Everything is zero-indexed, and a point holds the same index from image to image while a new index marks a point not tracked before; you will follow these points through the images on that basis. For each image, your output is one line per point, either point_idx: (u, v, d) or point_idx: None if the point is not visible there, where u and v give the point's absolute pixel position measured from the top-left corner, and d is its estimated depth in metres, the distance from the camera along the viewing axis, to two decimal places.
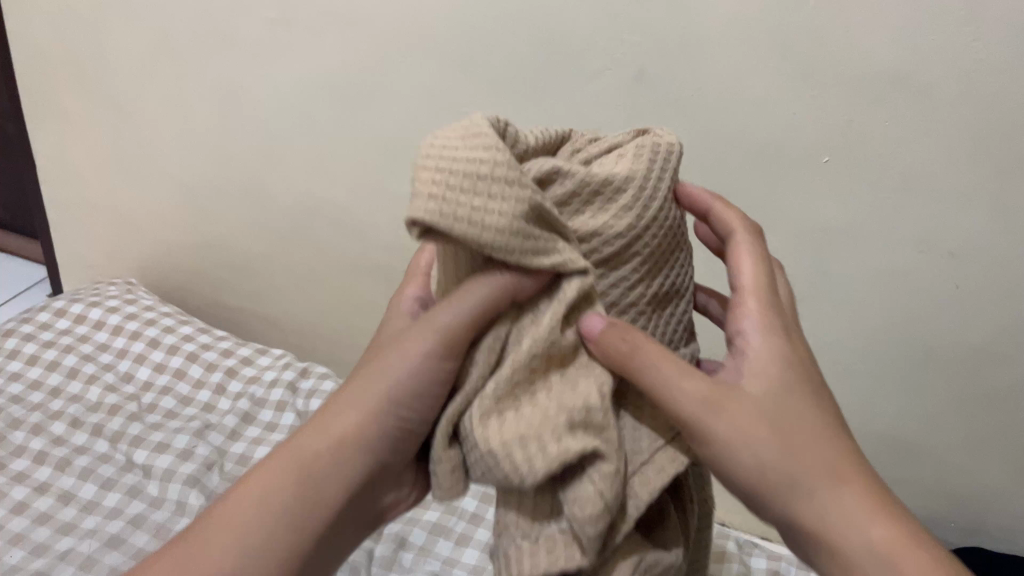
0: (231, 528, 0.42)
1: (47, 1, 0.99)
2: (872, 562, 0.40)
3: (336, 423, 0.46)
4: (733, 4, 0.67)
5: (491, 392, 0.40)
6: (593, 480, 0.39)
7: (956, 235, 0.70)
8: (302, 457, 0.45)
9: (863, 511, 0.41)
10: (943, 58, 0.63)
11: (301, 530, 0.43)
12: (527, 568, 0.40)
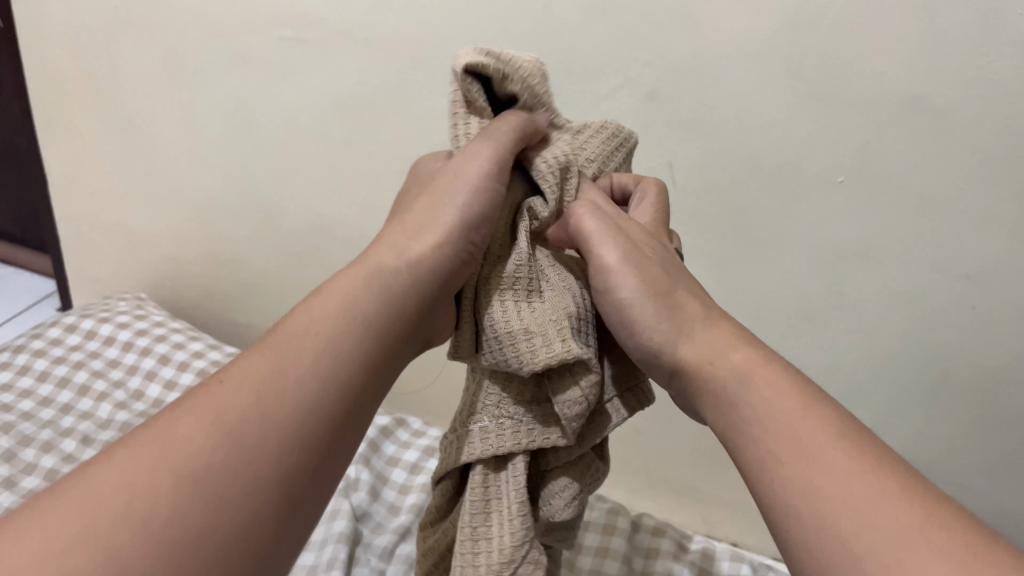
0: (223, 407, 0.36)
1: (60, 18, 1.00)
2: (804, 460, 0.37)
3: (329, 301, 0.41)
4: (747, 25, 0.67)
5: (511, 280, 0.46)
6: (582, 385, 0.46)
7: (973, 256, 0.70)
8: (298, 335, 0.39)
9: (794, 411, 0.39)
10: (960, 81, 0.63)
11: (308, 412, 0.37)
12: (508, 441, 0.48)
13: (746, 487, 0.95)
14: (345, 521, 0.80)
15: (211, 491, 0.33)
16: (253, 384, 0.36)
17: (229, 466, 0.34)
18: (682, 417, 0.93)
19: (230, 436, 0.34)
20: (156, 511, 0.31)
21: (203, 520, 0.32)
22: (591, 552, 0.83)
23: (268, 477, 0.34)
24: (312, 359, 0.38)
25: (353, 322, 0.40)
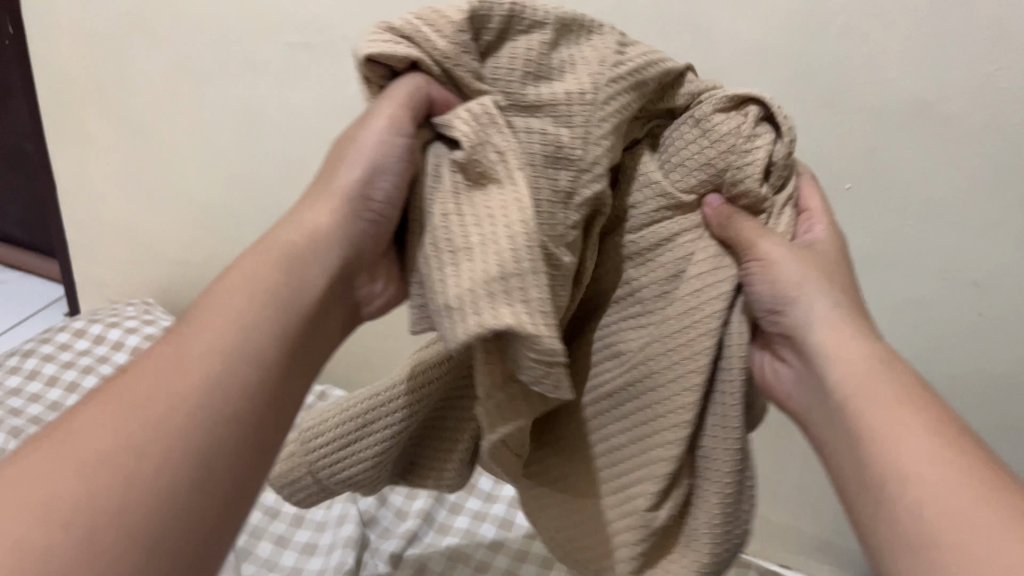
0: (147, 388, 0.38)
1: (70, 26, 1.01)
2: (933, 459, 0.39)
3: (238, 283, 0.42)
4: (754, 34, 0.67)
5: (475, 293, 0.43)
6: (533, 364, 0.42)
7: (980, 263, 0.70)
8: (218, 312, 0.41)
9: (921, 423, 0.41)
10: (969, 90, 0.63)
11: (229, 380, 0.39)
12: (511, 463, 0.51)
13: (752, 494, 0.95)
14: (352, 526, 0.81)
15: (151, 458, 0.35)
16: (177, 361, 0.39)
17: (164, 434, 0.36)
18: None
19: (166, 406, 0.37)
20: (121, 472, 0.34)
21: (140, 486, 0.34)
22: None
23: (201, 439, 0.37)
24: (233, 331, 0.40)
25: (266, 304, 0.42)
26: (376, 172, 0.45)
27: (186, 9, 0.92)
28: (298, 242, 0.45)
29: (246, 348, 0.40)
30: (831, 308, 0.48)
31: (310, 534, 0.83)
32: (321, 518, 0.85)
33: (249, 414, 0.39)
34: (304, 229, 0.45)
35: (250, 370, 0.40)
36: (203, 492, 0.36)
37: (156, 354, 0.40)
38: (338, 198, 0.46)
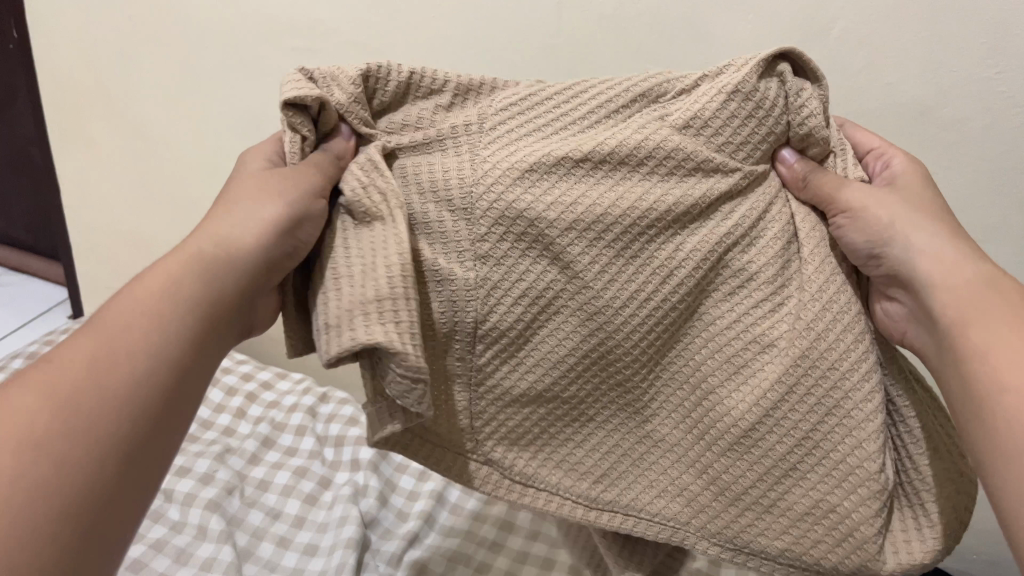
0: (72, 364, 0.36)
1: (75, 30, 1.01)
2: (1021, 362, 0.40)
3: (166, 270, 0.41)
4: (755, 38, 0.67)
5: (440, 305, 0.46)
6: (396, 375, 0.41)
7: None
8: (145, 292, 0.40)
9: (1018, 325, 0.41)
10: (969, 93, 0.63)
11: (157, 357, 0.38)
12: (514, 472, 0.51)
13: None
14: (354, 527, 0.81)
15: (63, 445, 0.34)
16: (97, 346, 0.37)
17: (78, 424, 0.35)
18: None
19: (82, 392, 0.35)
20: (51, 448, 0.34)
21: (46, 475, 0.33)
22: None
23: (114, 429, 0.35)
24: (160, 319, 0.39)
25: (189, 293, 0.40)
26: (302, 215, 0.45)
27: (191, 12, 0.92)
28: (223, 233, 0.43)
29: (168, 340, 0.39)
30: (927, 235, 0.46)
31: (311, 535, 0.83)
32: (323, 520, 0.85)
33: (164, 407, 0.38)
34: (231, 228, 0.43)
35: (171, 363, 0.39)
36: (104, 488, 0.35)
37: (77, 336, 0.38)
38: (268, 210, 0.44)
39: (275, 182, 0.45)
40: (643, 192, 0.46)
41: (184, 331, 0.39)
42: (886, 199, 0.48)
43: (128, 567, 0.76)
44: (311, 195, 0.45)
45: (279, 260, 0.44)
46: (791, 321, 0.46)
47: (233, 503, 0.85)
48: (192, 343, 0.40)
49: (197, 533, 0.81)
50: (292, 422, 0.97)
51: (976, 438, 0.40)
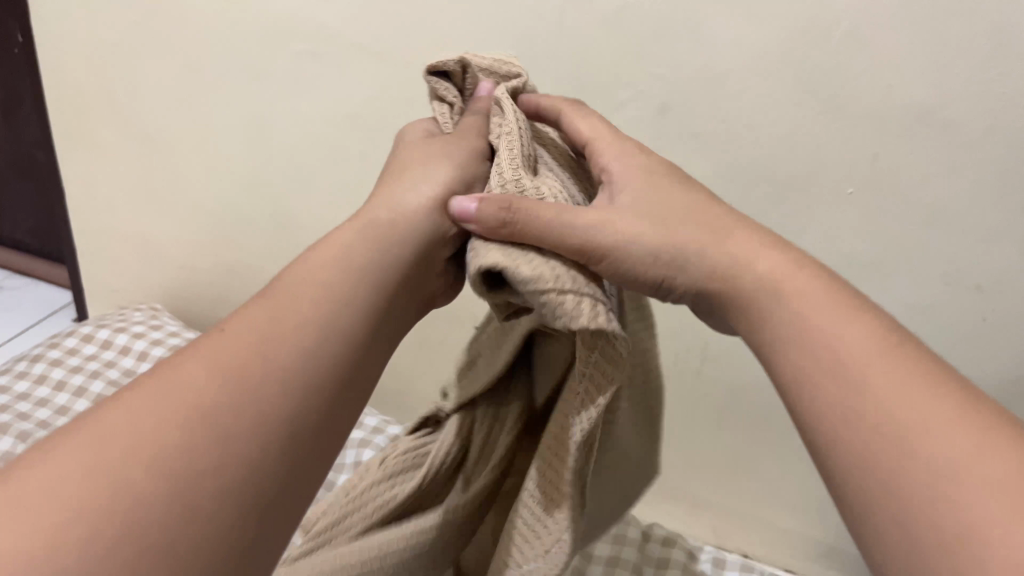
0: (146, 411, 0.33)
1: (80, 33, 1.02)
2: (847, 362, 0.36)
3: (306, 289, 0.40)
4: (756, 40, 0.68)
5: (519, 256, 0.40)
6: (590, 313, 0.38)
7: (984, 268, 0.71)
8: (241, 345, 0.36)
9: (845, 324, 0.37)
10: (969, 96, 0.63)
11: (241, 408, 0.34)
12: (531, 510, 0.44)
13: (756, 498, 0.95)
14: None
15: (199, 464, 0.31)
16: (234, 363, 0.35)
17: (214, 446, 0.32)
18: (693, 428, 0.93)
19: (223, 411, 0.33)
20: (135, 486, 0.30)
21: (183, 495, 0.30)
22: (604, 562, 0.84)
23: (254, 453, 0.33)
24: (299, 342, 0.37)
25: (335, 317, 0.39)
26: (471, 178, 0.48)
27: (196, 15, 0.92)
28: (381, 229, 0.44)
29: (313, 365, 0.37)
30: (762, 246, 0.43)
31: None
32: None
33: (305, 441, 0.35)
34: (400, 204, 0.46)
35: (312, 394, 0.36)
36: (244, 522, 0.32)
37: (202, 351, 0.36)
38: (439, 172, 0.47)
39: (447, 150, 0.48)
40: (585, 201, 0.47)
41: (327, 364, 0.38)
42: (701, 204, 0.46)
43: None
44: (477, 159, 0.49)
45: (454, 222, 0.47)
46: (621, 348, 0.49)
47: None
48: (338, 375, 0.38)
49: None
50: None
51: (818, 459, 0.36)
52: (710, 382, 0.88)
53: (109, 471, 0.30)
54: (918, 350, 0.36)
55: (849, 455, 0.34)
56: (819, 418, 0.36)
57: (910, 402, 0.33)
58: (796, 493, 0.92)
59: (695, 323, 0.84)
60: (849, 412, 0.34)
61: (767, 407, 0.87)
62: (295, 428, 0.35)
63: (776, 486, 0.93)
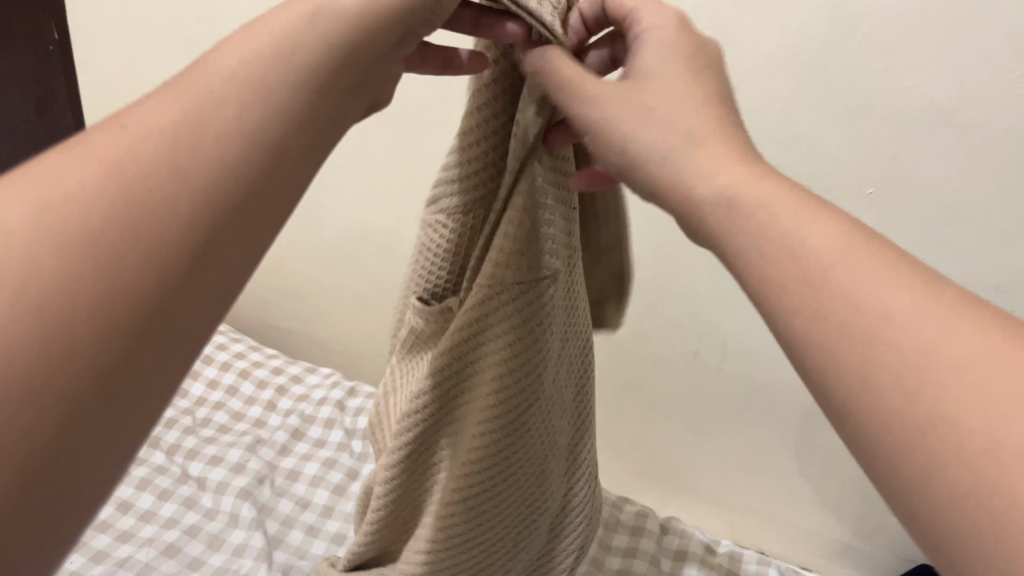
0: (127, 148, 0.28)
1: (104, 34, 1.02)
2: (838, 329, 0.30)
3: (225, 106, 0.30)
4: (780, 41, 0.67)
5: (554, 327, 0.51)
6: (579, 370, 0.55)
7: (1000, 269, 0.70)
8: (222, 91, 0.31)
9: (829, 268, 0.31)
10: (992, 100, 0.63)
11: (213, 182, 0.29)
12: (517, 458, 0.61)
13: (772, 494, 0.96)
14: None
15: (134, 242, 0.27)
16: (121, 177, 0.27)
17: (87, 283, 0.26)
18: (708, 423, 0.95)
19: (168, 179, 0.28)
20: (98, 244, 0.26)
21: (35, 339, 0.24)
22: (621, 553, 0.86)
23: (140, 310, 0.26)
24: (199, 169, 0.28)
25: (277, 168, 0.31)
26: (362, 46, 0.35)
27: (227, 14, 0.92)
28: (308, 59, 0.33)
29: (214, 208, 0.28)
30: (783, 195, 0.34)
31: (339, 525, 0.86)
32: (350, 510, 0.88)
33: (197, 305, 0.28)
34: (349, 52, 0.35)
35: (251, 160, 0.30)
36: (81, 378, 0.25)
37: (75, 151, 0.29)
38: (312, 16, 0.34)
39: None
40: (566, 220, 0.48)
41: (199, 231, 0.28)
42: (760, 173, 0.35)
43: (163, 552, 0.80)
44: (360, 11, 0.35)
45: (315, 64, 0.33)
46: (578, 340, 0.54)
47: (264, 491, 0.88)
48: (252, 262, 0.30)
49: (229, 521, 0.84)
50: (321, 414, 0.99)
51: (851, 442, 0.29)
52: (729, 379, 0.90)
53: (73, 230, 0.26)
54: (917, 272, 0.30)
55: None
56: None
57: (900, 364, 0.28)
58: (813, 492, 0.93)
59: (712, 320, 0.86)
60: (849, 386, 0.29)
61: (782, 402, 0.88)
62: (185, 283, 0.27)
63: (793, 484, 0.94)
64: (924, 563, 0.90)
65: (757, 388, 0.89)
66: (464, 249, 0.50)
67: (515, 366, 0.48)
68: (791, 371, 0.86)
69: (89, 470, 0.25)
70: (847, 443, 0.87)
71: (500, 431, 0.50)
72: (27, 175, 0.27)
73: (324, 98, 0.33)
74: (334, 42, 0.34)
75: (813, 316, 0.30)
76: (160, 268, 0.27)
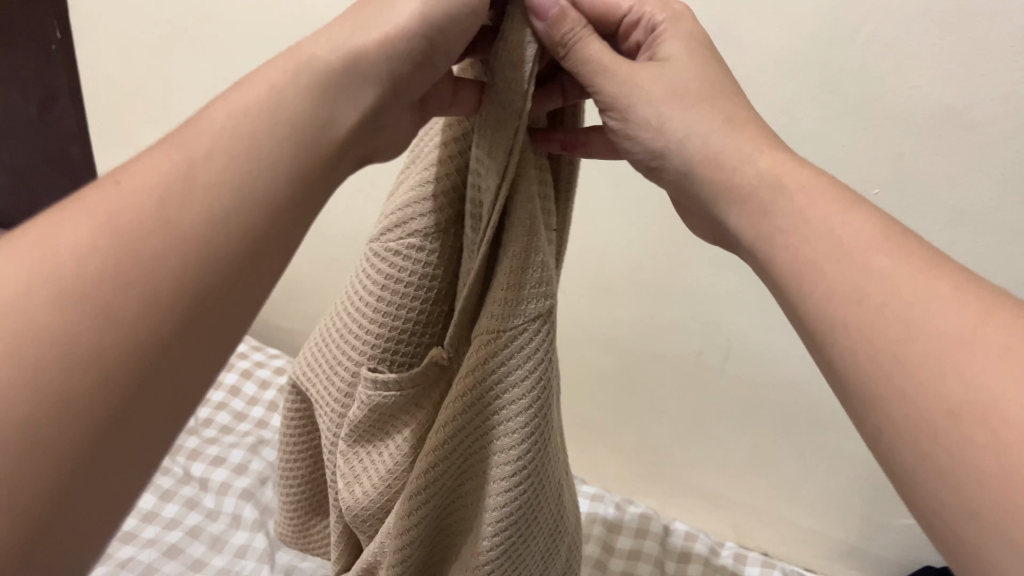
0: (129, 203, 0.31)
1: (104, 34, 1.02)
2: (867, 345, 0.33)
3: (212, 164, 0.33)
4: (783, 41, 0.67)
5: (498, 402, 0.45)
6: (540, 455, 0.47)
7: (1005, 270, 0.70)
8: (219, 146, 0.34)
9: (862, 283, 0.34)
10: (996, 100, 0.62)
11: (210, 234, 0.32)
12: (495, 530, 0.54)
13: (775, 494, 0.96)
14: None
15: (137, 294, 0.29)
16: (119, 238, 0.30)
17: (86, 339, 0.28)
18: (711, 424, 0.94)
19: (171, 233, 0.31)
20: (100, 297, 0.29)
21: (46, 384, 0.27)
22: (624, 555, 0.86)
23: (141, 356, 0.29)
24: (199, 223, 0.32)
25: (267, 221, 0.34)
26: (353, 96, 0.38)
27: (227, 14, 0.92)
28: (291, 117, 0.36)
29: (207, 261, 0.31)
30: (817, 209, 0.37)
31: None
32: None
33: (191, 351, 0.31)
34: (330, 110, 0.37)
35: (247, 211, 0.33)
36: (87, 421, 0.28)
37: (74, 209, 0.31)
38: (303, 67, 0.37)
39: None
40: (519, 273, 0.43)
41: (198, 281, 0.31)
42: (799, 186, 0.38)
43: (165, 552, 0.80)
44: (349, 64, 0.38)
45: (315, 118, 0.37)
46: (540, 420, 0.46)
47: (266, 492, 0.88)
48: (246, 310, 0.33)
49: (231, 521, 0.84)
50: None
51: (886, 447, 0.32)
52: (732, 379, 0.89)
53: (81, 284, 0.29)
54: (949, 280, 0.33)
55: (876, 372, 0.32)
56: (817, 327, 0.35)
57: (921, 375, 0.30)
58: (817, 492, 0.93)
59: (714, 320, 0.86)
60: (880, 401, 0.32)
61: (786, 403, 0.88)
62: (180, 330, 0.30)
63: (796, 484, 0.94)
64: (928, 564, 0.89)
65: (761, 389, 0.88)
66: (436, 281, 0.49)
67: (531, 411, 0.44)
68: (794, 372, 0.85)
69: (97, 503, 0.28)
70: (850, 444, 0.87)
71: (521, 489, 0.46)
72: (36, 233, 0.30)
73: (319, 143, 0.37)
74: (327, 96, 0.37)
75: (853, 332, 0.33)
76: (161, 319, 0.30)
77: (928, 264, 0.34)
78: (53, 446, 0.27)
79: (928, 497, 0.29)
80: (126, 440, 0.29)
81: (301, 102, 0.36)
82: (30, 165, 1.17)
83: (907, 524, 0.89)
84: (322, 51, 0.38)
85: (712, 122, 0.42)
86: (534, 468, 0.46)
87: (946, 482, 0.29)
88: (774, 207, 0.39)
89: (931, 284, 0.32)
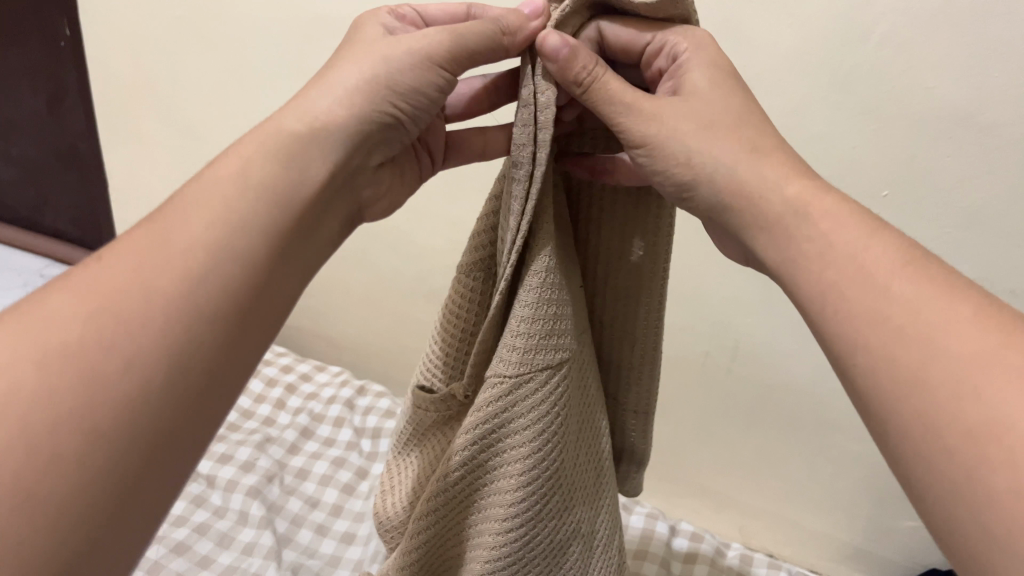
0: (120, 277, 0.33)
1: (115, 31, 1.02)
2: (887, 365, 0.33)
3: (189, 230, 0.35)
4: (796, 41, 0.67)
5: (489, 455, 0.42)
6: (541, 522, 0.44)
7: (1016, 272, 0.70)
8: (206, 217, 0.35)
9: (885, 302, 0.34)
10: (1011, 102, 0.62)
11: (201, 302, 0.33)
12: None
13: (782, 496, 0.96)
14: None
15: (130, 364, 0.31)
16: (111, 312, 0.32)
17: (87, 411, 0.30)
18: (718, 425, 0.94)
19: (160, 304, 0.32)
20: (96, 373, 0.30)
21: (48, 460, 0.28)
22: (631, 555, 0.85)
23: (128, 420, 0.30)
24: (190, 293, 0.33)
25: (254, 289, 0.36)
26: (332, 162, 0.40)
27: (237, 11, 0.92)
28: (269, 179, 0.38)
29: (199, 331, 0.33)
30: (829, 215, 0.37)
31: (348, 524, 0.86)
32: (359, 509, 0.88)
33: (183, 420, 0.32)
34: (307, 167, 0.39)
35: (236, 280, 0.35)
36: (89, 493, 0.29)
37: (65, 287, 0.33)
38: (287, 133, 0.39)
39: (371, 62, 0.43)
40: (527, 323, 0.41)
41: (190, 347, 0.33)
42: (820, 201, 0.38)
43: (173, 549, 0.80)
44: (327, 124, 0.41)
45: (299, 180, 0.39)
46: (542, 486, 0.43)
47: (273, 490, 0.88)
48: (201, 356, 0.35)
49: (238, 519, 0.85)
50: (330, 413, 0.99)
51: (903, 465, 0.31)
52: (741, 381, 0.89)
53: (75, 357, 0.30)
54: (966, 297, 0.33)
55: (893, 391, 0.32)
56: (841, 333, 0.35)
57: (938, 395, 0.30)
58: (823, 494, 0.92)
59: (724, 321, 0.85)
60: (899, 420, 0.32)
61: (793, 404, 0.88)
62: (174, 403, 0.32)
63: (803, 486, 0.93)
64: (935, 567, 0.89)
65: (768, 390, 0.88)
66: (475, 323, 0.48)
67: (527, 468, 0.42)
68: (803, 372, 0.85)
69: (96, 565, 0.29)
70: (859, 446, 0.87)
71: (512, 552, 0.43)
72: (27, 310, 0.32)
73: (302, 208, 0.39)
74: (309, 157, 0.40)
75: (872, 352, 0.33)
76: (159, 386, 0.31)
77: (948, 285, 0.34)
78: (57, 512, 0.28)
79: (938, 509, 0.30)
80: (129, 504, 0.30)
81: (282, 174, 0.38)
82: (40, 160, 1.20)
83: (914, 526, 0.89)
84: (300, 118, 0.40)
85: (736, 145, 0.41)
86: (527, 531, 0.44)
87: (957, 498, 0.29)
88: (795, 212, 0.39)
89: (950, 309, 0.32)
